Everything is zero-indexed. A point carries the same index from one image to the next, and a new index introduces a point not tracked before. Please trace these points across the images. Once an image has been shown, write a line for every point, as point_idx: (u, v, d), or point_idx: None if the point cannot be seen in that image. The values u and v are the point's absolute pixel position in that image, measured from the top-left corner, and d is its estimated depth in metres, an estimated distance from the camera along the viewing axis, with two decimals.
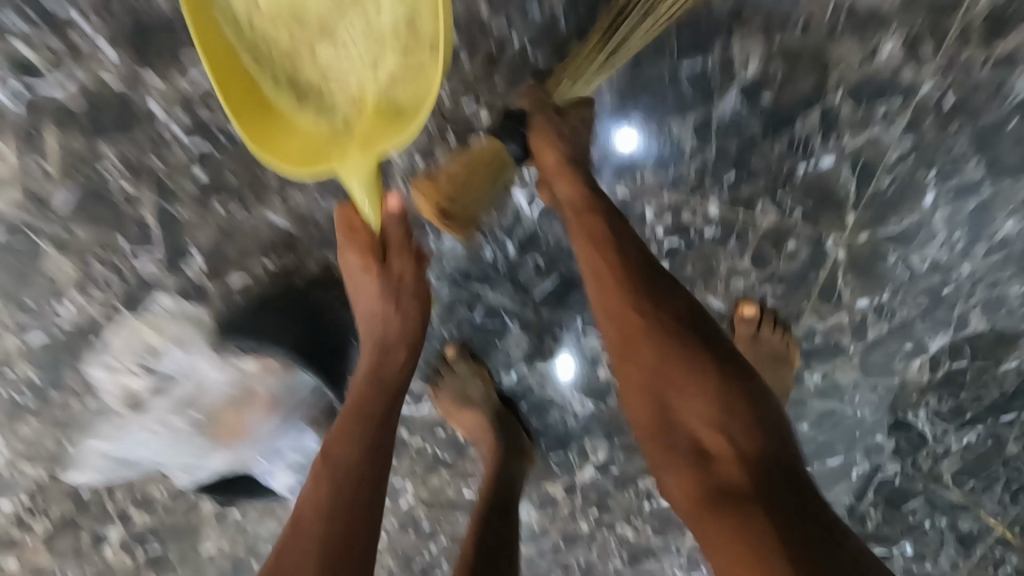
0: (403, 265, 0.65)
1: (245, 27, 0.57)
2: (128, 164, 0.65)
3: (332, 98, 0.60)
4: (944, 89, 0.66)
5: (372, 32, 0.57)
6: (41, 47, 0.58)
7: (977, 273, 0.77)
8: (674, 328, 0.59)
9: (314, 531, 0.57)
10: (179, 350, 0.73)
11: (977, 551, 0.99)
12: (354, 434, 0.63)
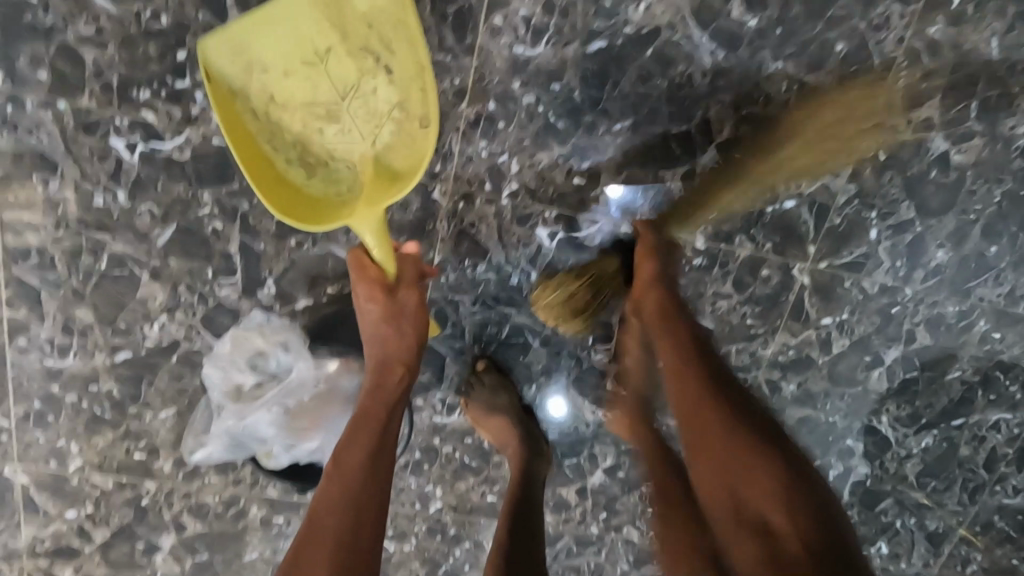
0: (408, 296, 0.73)
1: (263, 117, 0.68)
2: (221, 206, 0.78)
3: (337, 169, 0.71)
4: (877, 148, 0.84)
5: (371, 114, 0.69)
6: (165, 114, 0.73)
7: (917, 294, 0.93)
8: (733, 409, 0.69)
9: (328, 524, 0.60)
10: (285, 352, 0.81)
11: (945, 548, 1.09)
12: (363, 437, 0.67)
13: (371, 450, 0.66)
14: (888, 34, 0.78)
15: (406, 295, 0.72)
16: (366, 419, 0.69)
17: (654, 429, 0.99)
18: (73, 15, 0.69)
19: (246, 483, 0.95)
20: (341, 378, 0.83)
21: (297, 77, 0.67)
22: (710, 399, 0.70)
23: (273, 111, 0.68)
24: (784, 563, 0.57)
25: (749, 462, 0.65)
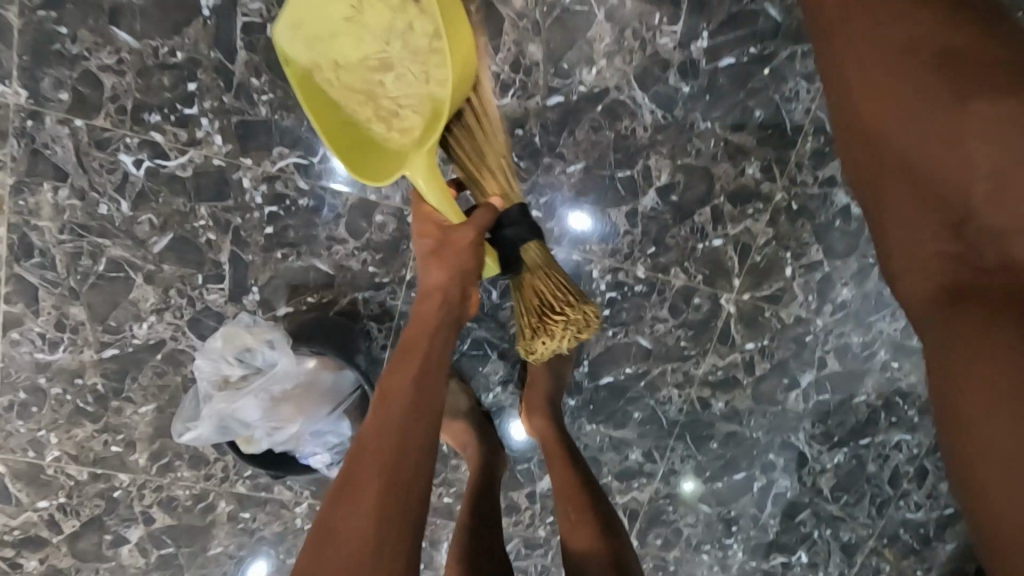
0: (464, 232, 0.73)
1: (333, 78, 0.74)
2: (215, 219, 0.87)
3: (405, 119, 0.73)
4: (790, 198, 0.99)
5: (416, 54, 0.69)
6: (171, 137, 0.82)
7: (827, 326, 1.07)
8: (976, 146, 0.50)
9: (371, 456, 0.63)
10: (271, 351, 0.86)
11: (857, 557, 1.22)
12: (402, 367, 0.69)
13: (415, 380, 0.68)
14: (798, 104, 0.94)
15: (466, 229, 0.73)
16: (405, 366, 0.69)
17: (598, 438, 1.10)
18: (97, 46, 0.78)
19: (216, 478, 1.00)
20: (321, 374, 0.89)
21: (346, 32, 0.71)
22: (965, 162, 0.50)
23: (340, 76, 0.73)
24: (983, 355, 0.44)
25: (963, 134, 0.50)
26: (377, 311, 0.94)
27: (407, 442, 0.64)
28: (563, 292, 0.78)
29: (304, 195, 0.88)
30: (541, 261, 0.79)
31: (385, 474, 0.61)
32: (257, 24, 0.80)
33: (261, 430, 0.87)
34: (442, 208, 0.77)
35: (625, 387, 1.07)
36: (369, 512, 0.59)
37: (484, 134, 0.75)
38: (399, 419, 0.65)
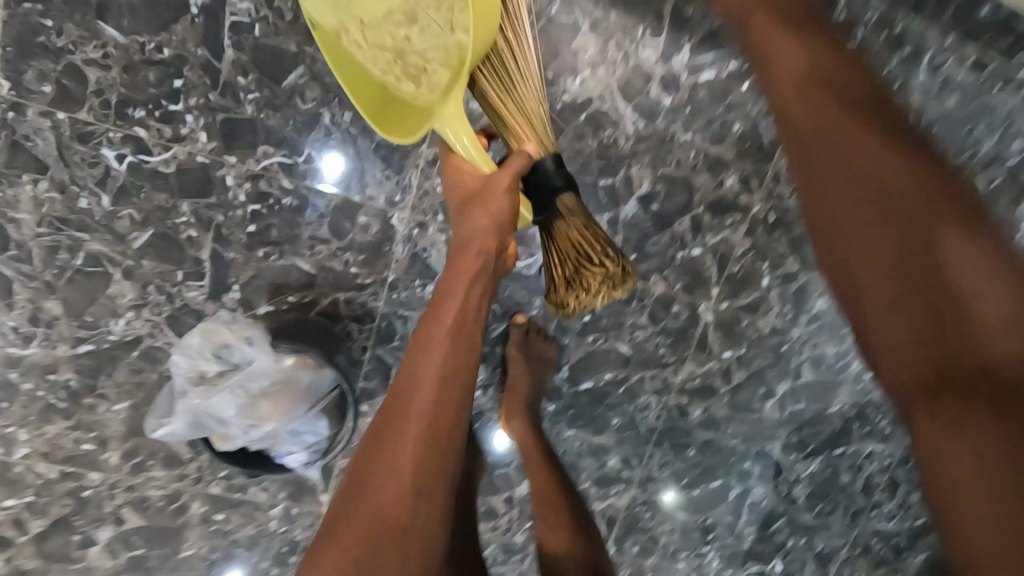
0: (501, 177, 0.72)
1: (360, 38, 0.73)
2: (197, 216, 0.87)
3: (431, 74, 0.71)
4: (768, 210, 1.01)
5: (442, 4, 0.67)
6: (155, 133, 0.82)
7: (803, 336, 1.09)
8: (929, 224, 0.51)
9: (414, 403, 0.66)
10: (252, 348, 0.77)
11: (831, 567, 1.23)
12: (435, 320, 0.71)
13: (451, 334, 0.70)
14: None
15: (502, 184, 0.70)
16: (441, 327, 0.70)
17: (576, 443, 1.11)
18: (83, 40, 0.78)
19: (190, 479, 0.99)
20: (303, 366, 0.79)
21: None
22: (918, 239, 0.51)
23: (366, 35, 0.72)
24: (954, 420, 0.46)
25: (950, 241, 0.49)
26: (358, 312, 0.95)
27: (441, 396, 0.67)
28: (604, 250, 0.78)
29: (288, 194, 0.88)
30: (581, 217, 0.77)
31: (424, 421, 0.65)
32: (246, 23, 0.80)
33: (235, 430, 0.77)
34: (470, 160, 0.75)
35: (604, 393, 1.08)
36: (406, 456, 0.64)
37: (513, 82, 0.74)
38: (438, 368, 0.68)
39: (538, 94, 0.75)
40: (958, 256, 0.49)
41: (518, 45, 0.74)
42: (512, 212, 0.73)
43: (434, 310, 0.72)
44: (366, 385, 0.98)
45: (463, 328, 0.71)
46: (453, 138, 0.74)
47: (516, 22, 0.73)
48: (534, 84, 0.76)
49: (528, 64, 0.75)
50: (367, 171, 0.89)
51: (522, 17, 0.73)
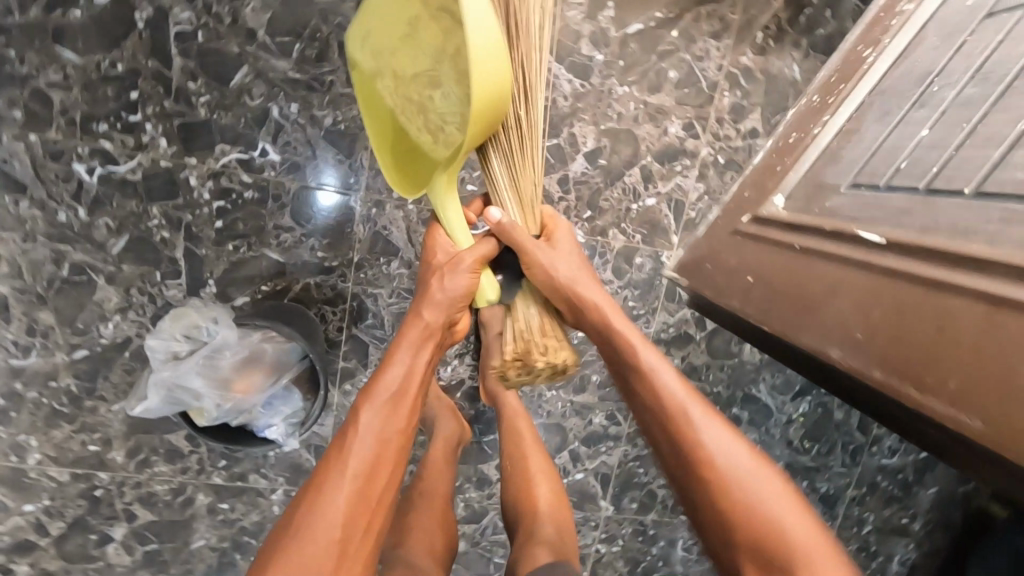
0: (466, 258, 0.79)
1: (393, 85, 0.77)
2: (168, 218, 0.93)
3: (443, 137, 0.75)
4: (717, 152, 1.03)
5: (457, 78, 0.68)
6: (118, 143, 0.89)
7: None
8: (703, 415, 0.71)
9: (355, 461, 0.68)
10: (218, 326, 0.80)
11: (839, 509, 1.22)
12: (381, 381, 0.73)
13: (394, 395, 0.73)
14: (710, 63, 0.99)
15: (465, 266, 0.77)
16: (380, 398, 0.72)
17: (559, 404, 1.13)
18: (44, 65, 0.85)
19: (193, 471, 1.04)
20: (271, 337, 0.81)
21: (405, 46, 0.73)
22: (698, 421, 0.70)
23: (398, 85, 0.76)
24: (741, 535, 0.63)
25: (787, 505, 0.63)
26: (329, 294, 1.00)
27: (380, 455, 0.69)
28: (557, 341, 0.83)
29: (248, 188, 0.93)
30: (542, 309, 0.86)
31: (360, 480, 0.67)
32: (188, 31, 0.86)
33: (208, 402, 0.79)
34: (450, 234, 0.82)
35: (580, 350, 1.11)
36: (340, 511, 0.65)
37: (513, 160, 0.78)
38: (378, 428, 0.70)
39: (535, 176, 0.80)
40: (788, 514, 0.63)
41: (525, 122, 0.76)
42: (467, 290, 0.79)
43: (381, 372, 0.75)
44: (346, 364, 1.03)
45: (402, 404, 0.73)
46: (442, 204, 0.81)
47: (533, 100, 0.76)
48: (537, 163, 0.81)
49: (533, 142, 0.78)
50: (320, 158, 0.94)
51: (538, 95, 0.76)
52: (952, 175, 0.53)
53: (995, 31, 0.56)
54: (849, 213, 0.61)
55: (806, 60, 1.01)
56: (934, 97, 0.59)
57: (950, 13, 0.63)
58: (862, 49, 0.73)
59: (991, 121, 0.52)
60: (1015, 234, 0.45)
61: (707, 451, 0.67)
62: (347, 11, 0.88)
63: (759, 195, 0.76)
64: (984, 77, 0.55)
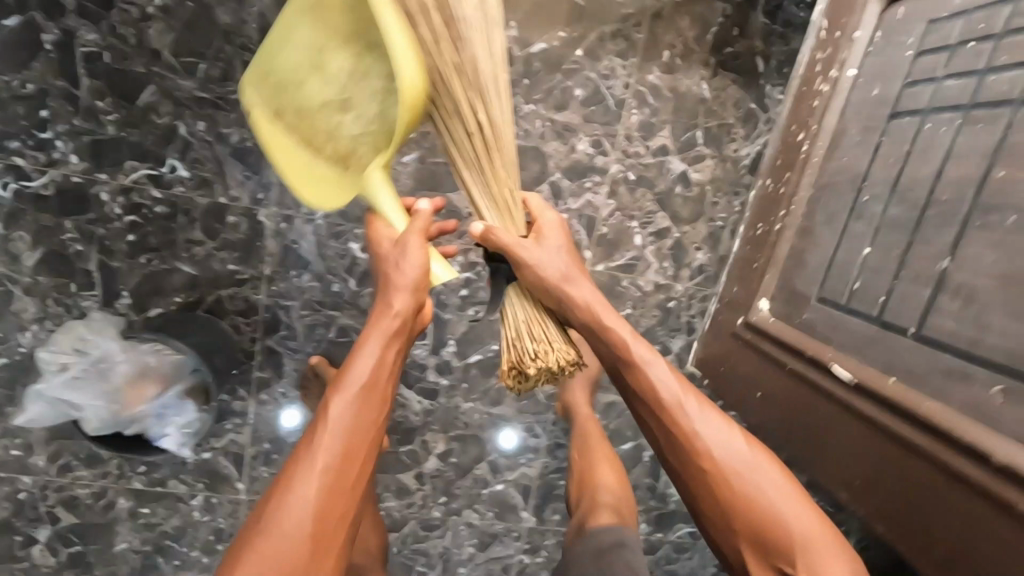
0: (414, 241, 0.75)
1: (290, 114, 0.80)
2: (81, 232, 0.96)
3: (361, 154, 0.77)
4: (627, 168, 1.04)
5: (376, 95, 0.73)
6: (31, 160, 0.92)
7: (688, 291, 1.09)
8: (707, 412, 0.70)
9: (324, 457, 0.64)
10: (109, 341, 0.96)
11: None
12: (352, 372, 0.68)
13: (366, 381, 0.68)
14: (616, 81, 1.00)
15: (414, 242, 0.73)
16: (350, 389, 0.67)
17: (476, 416, 1.14)
18: None
19: (113, 476, 1.07)
20: (163, 352, 0.98)
21: (312, 77, 0.76)
22: (700, 417, 0.70)
23: (299, 116, 0.79)
24: (759, 543, 0.65)
25: (798, 509, 0.65)
26: (242, 307, 1.02)
27: (349, 449, 0.65)
28: (550, 342, 0.78)
29: (159, 203, 0.96)
30: (533, 307, 0.81)
31: (329, 474, 0.63)
32: (95, 52, 0.89)
33: (98, 406, 0.94)
34: (389, 220, 0.77)
35: (495, 363, 1.12)
36: (308, 510, 0.61)
37: (486, 159, 0.75)
38: (346, 422, 0.66)
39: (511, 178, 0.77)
40: (777, 491, 0.66)
41: (487, 116, 0.73)
42: (425, 265, 0.74)
43: (349, 360, 0.69)
44: (261, 373, 1.05)
45: (372, 396, 0.68)
46: (377, 195, 0.76)
47: (486, 97, 0.71)
48: (513, 163, 0.77)
49: (504, 139, 0.75)
50: (229, 174, 0.96)
51: (491, 89, 0.71)
52: (897, 309, 0.66)
53: (904, 137, 0.71)
54: (822, 333, 0.76)
55: (715, 77, 1.01)
56: (866, 208, 0.74)
57: (862, 103, 0.78)
58: (796, 133, 0.90)
59: (918, 254, 0.65)
60: (956, 396, 0.58)
61: (704, 444, 0.68)
62: (249, 31, 0.91)
63: (750, 292, 0.93)
64: (904, 196, 0.69)
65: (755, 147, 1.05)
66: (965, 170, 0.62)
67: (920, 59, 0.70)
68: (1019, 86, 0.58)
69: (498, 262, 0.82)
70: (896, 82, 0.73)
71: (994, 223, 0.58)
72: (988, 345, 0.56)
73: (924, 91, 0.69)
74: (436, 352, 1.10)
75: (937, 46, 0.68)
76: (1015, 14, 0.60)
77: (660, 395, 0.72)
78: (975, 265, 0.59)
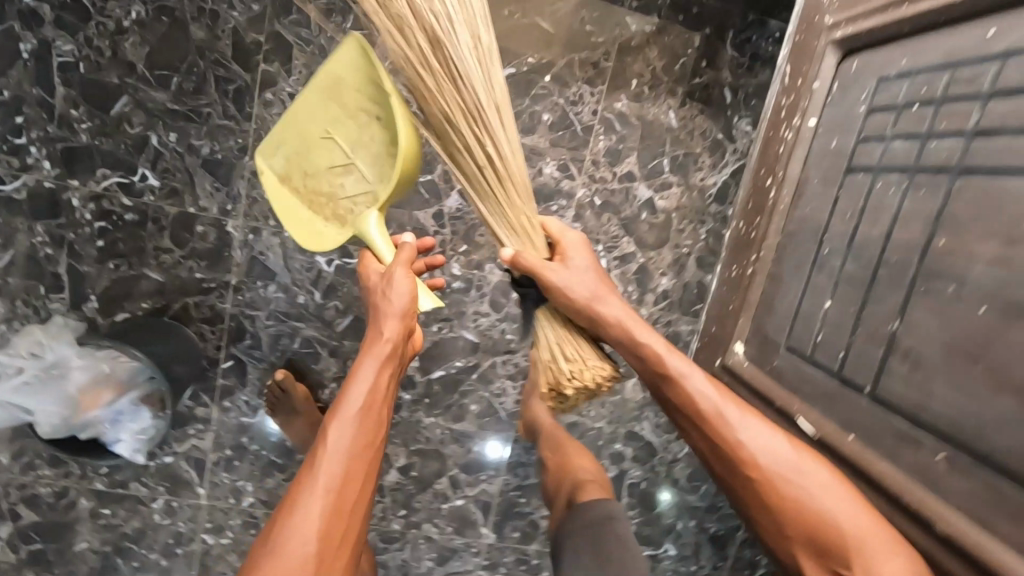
0: (400, 274, 0.72)
1: (295, 176, 0.83)
2: (52, 236, 0.97)
3: (357, 206, 0.79)
4: (593, 193, 1.04)
5: (375, 155, 0.78)
6: (5, 164, 0.94)
7: (652, 316, 1.10)
8: (747, 417, 0.68)
9: (321, 485, 0.61)
10: (63, 347, 0.96)
11: (729, 551, 1.19)
12: (346, 396, 0.66)
13: (364, 406, 0.65)
14: (584, 107, 1.01)
15: (402, 275, 0.70)
16: (347, 414, 0.64)
17: (438, 431, 1.15)
18: None
19: (76, 475, 1.08)
20: (118, 360, 0.97)
21: (321, 146, 0.81)
22: (739, 421, 0.68)
23: (303, 179, 0.82)
24: (817, 546, 0.62)
25: (858, 508, 0.60)
26: (207, 314, 1.03)
27: (348, 476, 0.63)
28: (584, 361, 0.81)
29: (129, 210, 0.98)
30: (562, 326, 0.82)
31: (330, 500, 0.61)
32: (71, 62, 0.91)
33: (50, 412, 0.94)
34: (380, 256, 0.76)
35: (458, 379, 1.13)
36: (310, 538, 0.59)
37: (502, 196, 0.78)
38: (348, 446, 0.63)
39: (529, 214, 0.79)
40: (835, 498, 0.61)
41: (499, 156, 0.76)
42: (414, 293, 0.72)
43: (344, 384, 0.67)
44: (224, 381, 1.06)
45: (369, 420, 0.65)
46: (366, 233, 0.76)
47: (492, 131, 0.74)
48: (529, 201, 0.79)
49: (517, 178, 0.77)
50: (198, 184, 0.98)
51: (495, 123, 0.74)
52: (853, 365, 0.66)
53: (858, 194, 0.69)
54: (789, 382, 0.73)
55: (682, 107, 1.03)
56: (825, 261, 0.72)
57: (819, 152, 0.75)
58: (763, 176, 0.84)
59: (870, 316, 0.65)
60: (907, 456, 0.59)
61: (746, 448, 0.66)
62: (222, 47, 0.93)
63: (722, 336, 0.87)
64: (858, 254, 0.68)
65: (722, 176, 1.06)
66: (913, 234, 0.62)
67: (871, 115, 0.69)
68: (960, 154, 0.58)
69: (525, 286, 0.83)
70: (850, 136, 0.71)
71: (938, 290, 0.58)
72: (933, 412, 0.57)
73: (875, 148, 0.68)
74: None
75: (886, 104, 0.67)
76: (954, 82, 0.59)
77: (692, 402, 0.71)
78: (922, 332, 0.59)
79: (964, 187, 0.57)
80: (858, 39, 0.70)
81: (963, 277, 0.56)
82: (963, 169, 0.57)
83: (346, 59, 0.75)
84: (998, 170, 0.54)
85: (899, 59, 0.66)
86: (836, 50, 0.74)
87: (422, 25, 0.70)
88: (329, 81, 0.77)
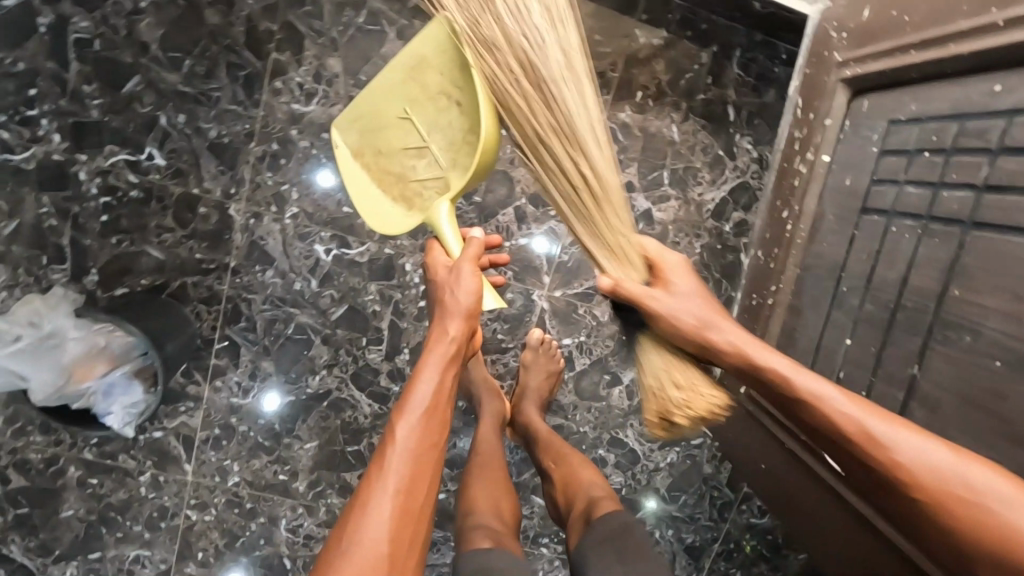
0: (466, 271, 0.72)
1: (370, 154, 0.83)
2: (58, 207, 0.99)
3: (427, 193, 0.79)
4: None
5: (450, 143, 0.76)
6: (15, 134, 0.96)
7: None
8: (899, 426, 0.55)
9: (389, 483, 0.61)
10: (62, 317, 0.96)
11: (704, 563, 1.18)
12: (412, 396, 0.65)
13: (429, 404, 0.65)
14: None
15: (468, 270, 0.71)
16: (415, 413, 0.64)
17: None
18: None
19: (66, 444, 1.09)
20: (114, 335, 0.97)
21: (396, 125, 0.80)
22: (884, 434, 0.55)
23: (377, 158, 0.82)
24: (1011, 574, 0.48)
25: None
26: (205, 295, 1.05)
27: (415, 475, 0.62)
28: (696, 387, 0.70)
29: (134, 187, 1.00)
30: (671, 354, 0.72)
31: (399, 499, 0.60)
32: (87, 39, 0.94)
33: (43, 379, 0.93)
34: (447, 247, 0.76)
35: None
36: (382, 536, 0.58)
37: (594, 206, 0.73)
38: (412, 444, 0.63)
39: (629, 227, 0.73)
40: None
41: (592, 173, 0.72)
42: (479, 292, 0.71)
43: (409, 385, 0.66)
44: (217, 361, 1.08)
45: (434, 419, 0.65)
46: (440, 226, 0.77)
47: (589, 154, 0.71)
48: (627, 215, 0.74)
49: (617, 195, 0.73)
50: (204, 167, 1.00)
51: (593, 147, 0.71)
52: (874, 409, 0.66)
53: (874, 235, 0.69)
54: None
55: (685, 121, 1.04)
56: (843, 299, 0.72)
57: (834, 193, 0.76)
58: (781, 207, 0.86)
59: (888, 360, 0.65)
60: None
61: (899, 465, 0.54)
62: (235, 33, 0.97)
63: None
64: (876, 296, 0.67)
65: (721, 192, 1.06)
66: (925, 282, 0.62)
67: (884, 157, 0.69)
68: (970, 208, 0.58)
69: (627, 311, 0.75)
70: (864, 175, 0.72)
71: (953, 339, 0.58)
72: None
73: (887, 191, 0.68)
74: (390, 358, 1.08)
75: (898, 148, 0.67)
76: (963, 133, 0.60)
77: (819, 416, 0.60)
78: (939, 380, 0.59)
79: (974, 241, 0.58)
80: (866, 79, 0.72)
81: (977, 329, 0.56)
82: (974, 223, 0.58)
83: (433, 40, 0.73)
84: (1004, 226, 0.55)
85: (908, 103, 0.67)
86: (846, 88, 0.75)
87: (512, 46, 0.69)
88: (414, 59, 0.75)
